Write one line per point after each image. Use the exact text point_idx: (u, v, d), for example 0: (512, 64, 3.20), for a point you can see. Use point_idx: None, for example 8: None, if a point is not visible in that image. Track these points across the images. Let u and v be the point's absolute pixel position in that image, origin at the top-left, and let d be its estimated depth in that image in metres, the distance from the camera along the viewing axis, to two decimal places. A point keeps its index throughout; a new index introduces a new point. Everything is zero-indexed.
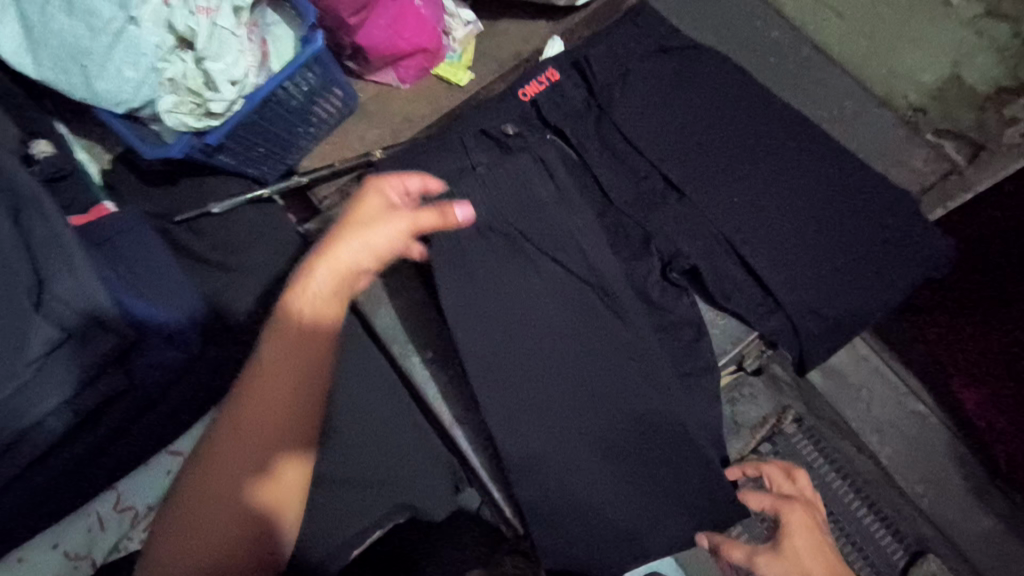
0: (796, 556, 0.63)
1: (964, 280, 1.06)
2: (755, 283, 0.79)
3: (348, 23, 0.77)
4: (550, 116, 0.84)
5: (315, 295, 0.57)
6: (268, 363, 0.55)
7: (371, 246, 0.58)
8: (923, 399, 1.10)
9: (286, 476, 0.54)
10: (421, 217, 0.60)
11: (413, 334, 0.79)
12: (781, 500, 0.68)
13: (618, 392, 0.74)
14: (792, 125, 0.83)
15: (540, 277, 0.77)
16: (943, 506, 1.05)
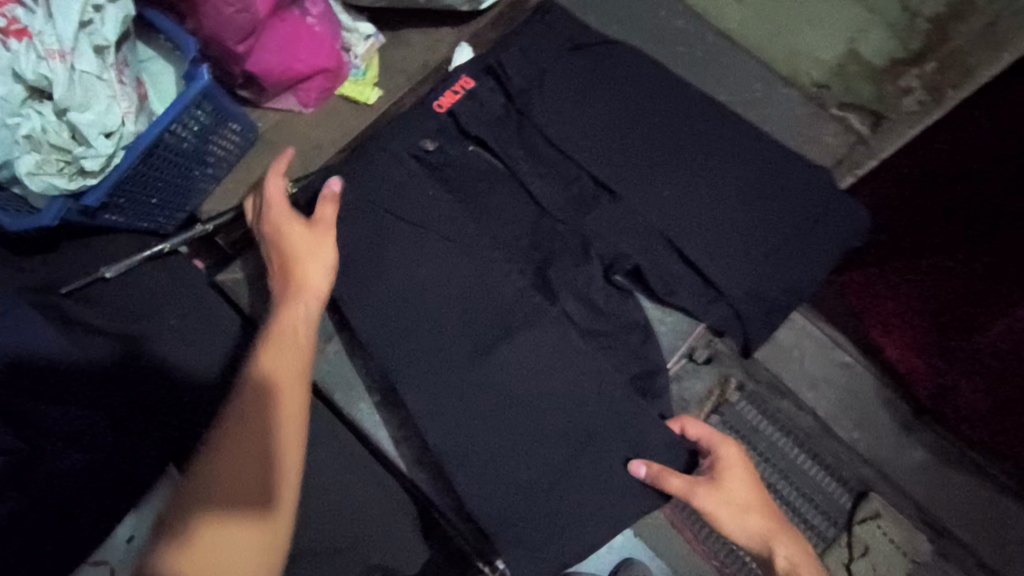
0: (732, 490, 0.69)
1: (885, 236, 1.08)
2: (694, 273, 0.77)
3: (235, 51, 0.70)
4: (468, 125, 0.80)
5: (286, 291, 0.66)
6: (239, 413, 0.58)
7: (314, 251, 0.67)
8: (849, 350, 1.17)
9: (247, 544, 0.53)
10: (324, 212, 0.69)
11: (352, 376, 0.73)
12: (719, 437, 0.71)
13: (577, 408, 0.70)
14: (706, 113, 0.84)
15: (476, 297, 0.73)
16: (877, 446, 1.13)
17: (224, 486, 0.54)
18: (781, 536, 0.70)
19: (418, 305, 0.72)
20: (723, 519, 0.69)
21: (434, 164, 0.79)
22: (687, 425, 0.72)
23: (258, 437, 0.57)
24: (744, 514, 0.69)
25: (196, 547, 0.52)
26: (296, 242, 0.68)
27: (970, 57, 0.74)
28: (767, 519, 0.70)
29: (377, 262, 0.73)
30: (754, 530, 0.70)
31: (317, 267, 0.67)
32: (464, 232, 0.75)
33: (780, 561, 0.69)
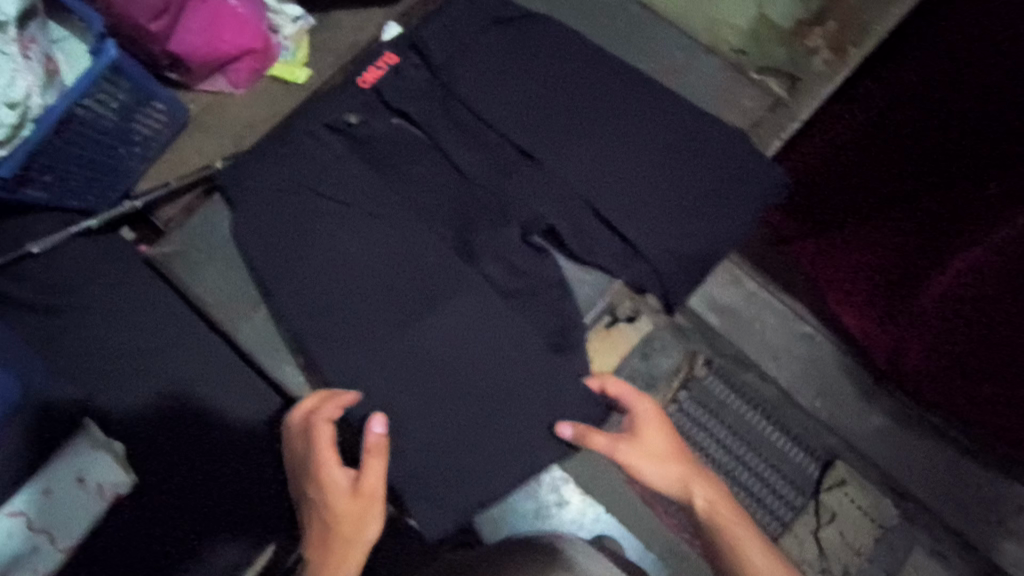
0: (650, 441, 0.72)
1: (828, 202, 1.09)
2: (614, 234, 0.80)
3: (149, 30, 0.72)
4: (391, 98, 0.82)
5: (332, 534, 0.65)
6: None
7: (361, 507, 0.65)
8: (809, 321, 1.22)
9: None
10: (373, 468, 0.65)
11: (279, 341, 0.75)
12: (635, 393, 0.74)
13: (496, 370, 0.74)
14: (626, 80, 0.86)
15: (397, 264, 0.76)
16: (840, 415, 1.19)
17: None
18: (699, 481, 0.72)
19: (341, 274, 0.75)
20: (645, 470, 0.71)
21: (358, 137, 0.80)
22: (607, 383, 0.73)
23: None
24: (663, 463, 0.71)
25: None
26: (345, 508, 0.65)
27: (864, 14, 0.89)
28: (685, 464, 0.72)
29: (302, 232, 0.76)
30: (675, 477, 0.71)
31: (368, 523, 0.65)
32: (387, 202, 0.78)
33: (698, 502, 0.71)
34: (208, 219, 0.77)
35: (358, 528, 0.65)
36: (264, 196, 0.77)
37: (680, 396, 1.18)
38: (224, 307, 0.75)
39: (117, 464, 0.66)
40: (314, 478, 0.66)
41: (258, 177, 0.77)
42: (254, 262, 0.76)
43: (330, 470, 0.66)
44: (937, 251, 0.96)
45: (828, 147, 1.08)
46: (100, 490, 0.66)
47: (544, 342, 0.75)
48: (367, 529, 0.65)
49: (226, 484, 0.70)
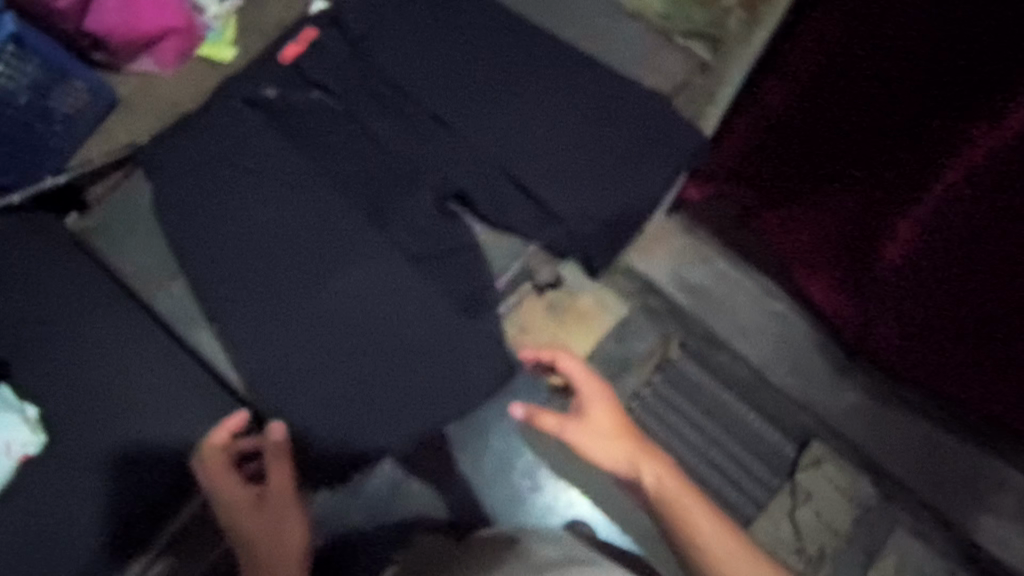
0: (596, 419, 0.70)
1: (788, 161, 1.00)
2: (528, 198, 0.80)
3: (60, 6, 0.77)
4: (309, 73, 0.83)
5: (253, 547, 0.63)
6: None
7: (276, 506, 0.65)
8: (779, 298, 1.14)
9: None
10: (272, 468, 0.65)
11: (200, 308, 0.77)
12: (586, 373, 0.73)
13: (406, 330, 0.75)
14: (543, 46, 0.86)
15: (311, 231, 0.77)
16: (815, 390, 1.11)
17: None
18: (648, 459, 0.67)
19: (257, 243, 0.77)
20: (590, 448, 0.69)
21: (277, 110, 0.82)
22: (556, 357, 0.73)
23: None
24: (608, 440, 0.69)
25: None
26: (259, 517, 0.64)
27: None
28: (633, 443, 0.68)
29: (218, 203, 0.78)
30: (620, 456, 0.68)
31: (287, 518, 0.64)
32: (302, 171, 0.79)
33: (646, 480, 0.66)
34: (130, 195, 0.80)
35: (280, 527, 0.64)
36: (184, 169, 0.79)
37: (654, 378, 1.22)
38: (141, 278, 0.78)
39: (28, 424, 0.67)
40: (218, 498, 0.65)
41: (177, 151, 0.79)
42: (173, 232, 0.77)
43: (236, 493, 0.65)
44: (908, 191, 0.90)
45: (778, 104, 0.97)
46: (8, 450, 0.66)
47: (452, 304, 0.76)
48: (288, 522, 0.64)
49: (128, 450, 0.70)
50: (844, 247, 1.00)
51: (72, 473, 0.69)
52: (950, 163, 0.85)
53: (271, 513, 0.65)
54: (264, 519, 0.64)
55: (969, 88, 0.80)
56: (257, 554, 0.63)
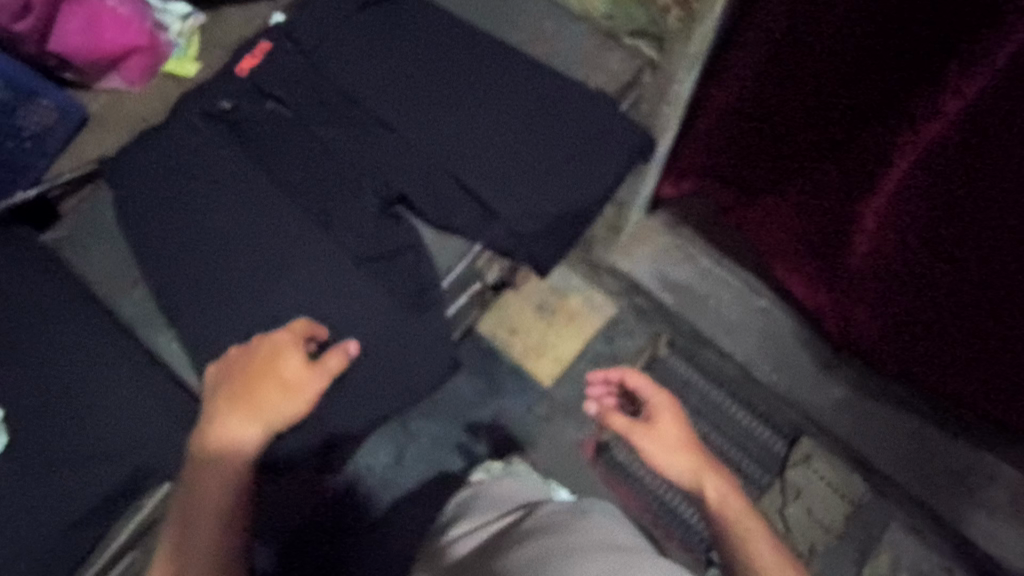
0: (664, 431, 0.80)
1: (757, 152, 0.98)
2: (473, 199, 0.82)
3: (15, 30, 0.81)
4: (262, 84, 0.87)
5: (279, 377, 0.70)
6: (202, 479, 0.66)
7: (310, 377, 0.70)
8: (765, 294, 1.22)
9: (202, 498, 0.65)
10: (326, 360, 0.71)
11: (161, 313, 0.80)
12: (655, 388, 0.84)
13: (354, 329, 0.78)
14: (489, 50, 0.89)
15: (262, 236, 0.80)
16: (798, 386, 1.18)
17: (216, 482, 0.66)
18: (710, 473, 0.77)
19: (212, 248, 0.80)
20: (657, 457, 0.78)
21: (232, 121, 0.86)
22: (628, 372, 0.85)
23: (218, 492, 0.66)
24: (672, 450, 0.78)
25: (202, 500, 0.66)
26: (293, 368, 0.70)
27: None
28: (696, 456, 0.78)
29: (175, 211, 0.81)
30: (685, 468, 0.77)
31: (315, 381, 0.70)
32: (254, 178, 0.82)
33: (709, 493, 0.75)
34: (96, 206, 0.84)
35: (307, 386, 0.70)
36: (143, 178, 0.82)
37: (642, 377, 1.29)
38: (109, 284, 0.82)
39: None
40: (273, 340, 0.72)
41: (138, 163, 0.83)
42: (134, 241, 0.81)
43: (291, 348, 0.71)
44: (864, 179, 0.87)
45: (729, 104, 0.93)
46: None
47: (396, 305, 0.79)
48: (312, 383, 0.70)
49: (84, 450, 0.72)
50: (817, 236, 1.01)
51: (29, 473, 0.71)
52: (897, 155, 0.81)
53: (298, 373, 0.70)
54: (294, 372, 0.70)
55: (906, 65, 0.76)
56: (276, 381, 0.69)
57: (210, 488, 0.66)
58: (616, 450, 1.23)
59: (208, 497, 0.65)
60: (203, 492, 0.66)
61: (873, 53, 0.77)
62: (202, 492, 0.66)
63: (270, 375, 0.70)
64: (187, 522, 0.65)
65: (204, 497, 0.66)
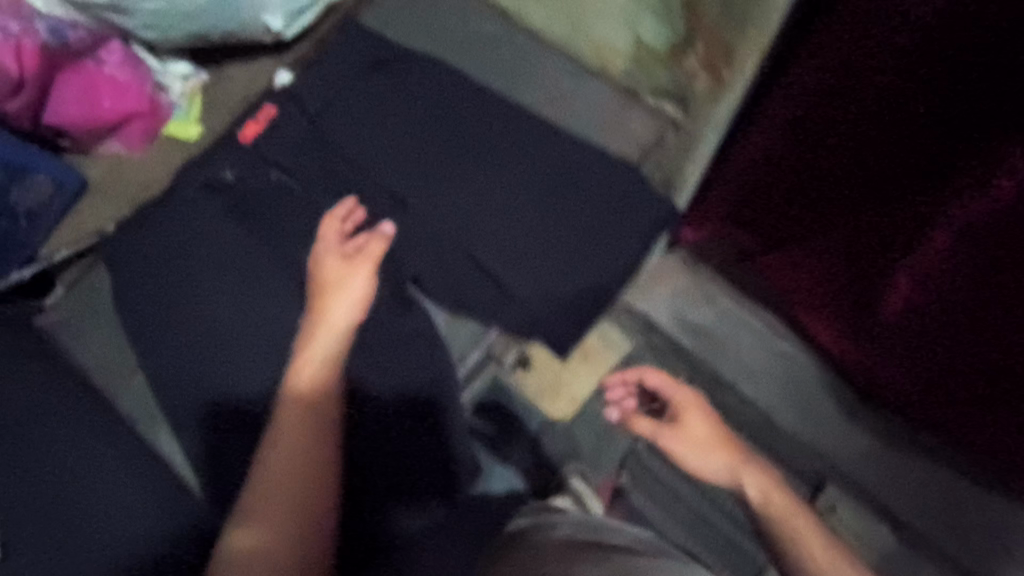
0: (693, 428, 0.80)
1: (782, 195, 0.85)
2: (489, 278, 0.78)
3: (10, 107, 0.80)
4: (267, 153, 0.83)
5: (326, 278, 0.73)
6: (284, 433, 0.65)
7: (352, 270, 0.73)
8: None
9: (279, 465, 0.63)
10: (367, 246, 0.74)
11: (160, 401, 0.76)
12: (673, 383, 0.84)
13: (364, 407, 0.75)
14: (505, 115, 0.85)
15: (267, 319, 0.77)
16: None
17: (297, 436, 0.65)
18: (748, 467, 0.77)
19: (216, 332, 0.76)
20: (691, 457, 0.79)
21: (235, 194, 0.81)
22: (645, 372, 0.85)
23: (304, 438, 0.65)
24: (707, 449, 0.79)
25: (294, 446, 0.64)
26: (335, 267, 0.73)
27: (726, 32, 0.70)
28: (729, 451, 0.78)
29: (177, 291, 0.78)
30: (722, 465, 0.78)
31: (361, 272, 0.73)
32: (259, 258, 0.78)
33: (750, 490, 0.76)
34: (92, 285, 0.80)
35: (353, 280, 0.72)
36: (143, 256, 0.79)
37: None
38: (105, 373, 0.77)
39: None
40: (312, 254, 0.75)
41: (139, 242, 0.79)
42: (135, 324, 0.77)
43: (331, 248, 0.75)
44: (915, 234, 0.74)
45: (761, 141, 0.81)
46: None
47: (401, 402, 0.76)
48: (358, 276, 0.73)
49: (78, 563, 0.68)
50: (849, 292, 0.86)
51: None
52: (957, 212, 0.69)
53: (344, 266, 0.73)
54: (341, 267, 0.73)
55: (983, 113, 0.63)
56: (327, 282, 0.72)
57: (293, 442, 0.64)
58: (633, 497, 1.02)
59: (292, 450, 0.64)
60: (289, 453, 0.64)
61: (930, 109, 0.66)
62: (285, 452, 0.64)
63: (320, 285, 0.73)
64: (293, 450, 0.64)
65: (291, 450, 0.64)
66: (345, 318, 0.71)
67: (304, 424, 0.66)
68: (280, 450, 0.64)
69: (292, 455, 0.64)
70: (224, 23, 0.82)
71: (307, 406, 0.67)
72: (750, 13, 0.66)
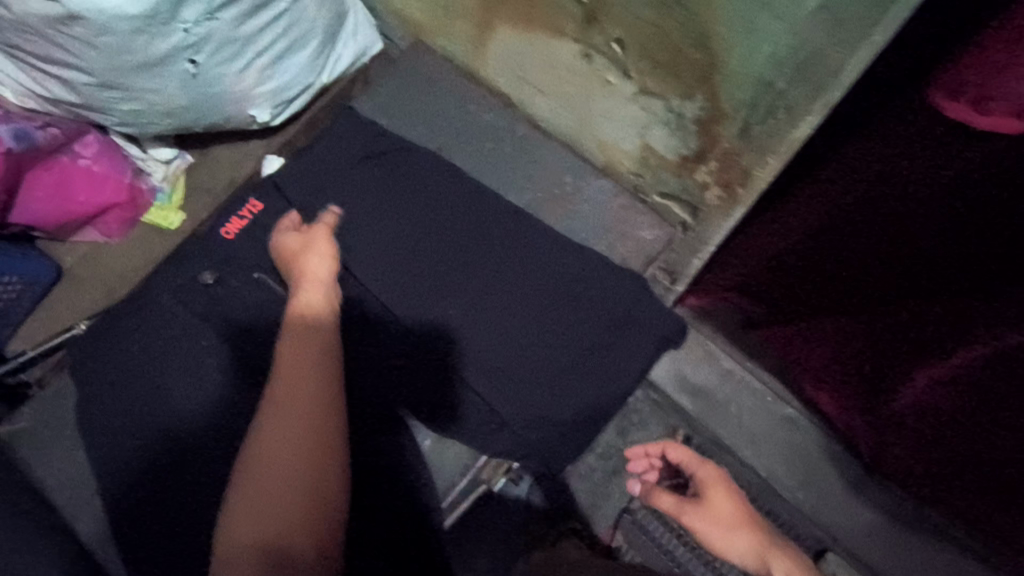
0: (718, 508, 0.73)
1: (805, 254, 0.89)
2: (480, 401, 0.74)
3: None
4: (250, 254, 0.79)
5: (298, 245, 0.73)
6: (286, 356, 0.63)
7: (325, 251, 0.72)
8: None
9: (288, 387, 0.61)
10: (326, 218, 0.75)
11: (117, 530, 0.70)
12: (697, 458, 0.78)
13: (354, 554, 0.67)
14: (502, 216, 0.81)
15: (238, 440, 0.71)
16: None
17: (299, 359, 0.63)
18: (775, 552, 0.68)
19: (183, 451, 0.71)
20: (715, 540, 0.71)
21: (213, 298, 0.77)
22: (668, 445, 0.79)
23: (307, 363, 0.63)
24: (730, 529, 0.71)
25: (293, 370, 0.62)
26: (298, 243, 0.73)
27: (741, 159, 0.67)
28: (755, 534, 0.70)
29: (142, 405, 0.73)
30: (747, 549, 0.69)
31: (322, 232, 0.74)
32: (233, 375, 0.74)
33: None
34: (57, 390, 0.76)
35: (328, 245, 0.73)
36: (114, 363, 0.75)
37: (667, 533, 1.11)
38: (72, 492, 0.73)
39: None
40: (278, 245, 0.75)
41: (110, 348, 0.75)
42: (102, 438, 0.73)
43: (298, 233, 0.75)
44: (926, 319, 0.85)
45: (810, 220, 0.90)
46: None
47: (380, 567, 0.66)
48: (325, 236, 0.74)
49: None
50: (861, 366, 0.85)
51: None
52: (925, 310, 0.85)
53: (311, 237, 0.73)
54: (307, 236, 0.74)
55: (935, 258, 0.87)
56: (300, 247, 0.73)
57: (293, 365, 0.62)
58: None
59: (297, 369, 0.62)
60: (292, 373, 0.61)
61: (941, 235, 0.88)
62: (291, 375, 0.62)
63: (292, 250, 0.73)
64: (297, 383, 0.61)
65: (296, 373, 0.62)
66: (324, 267, 0.71)
67: (303, 348, 0.64)
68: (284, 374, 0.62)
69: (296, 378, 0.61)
70: (207, 116, 0.79)
71: (306, 333, 0.65)
72: (771, 147, 0.62)
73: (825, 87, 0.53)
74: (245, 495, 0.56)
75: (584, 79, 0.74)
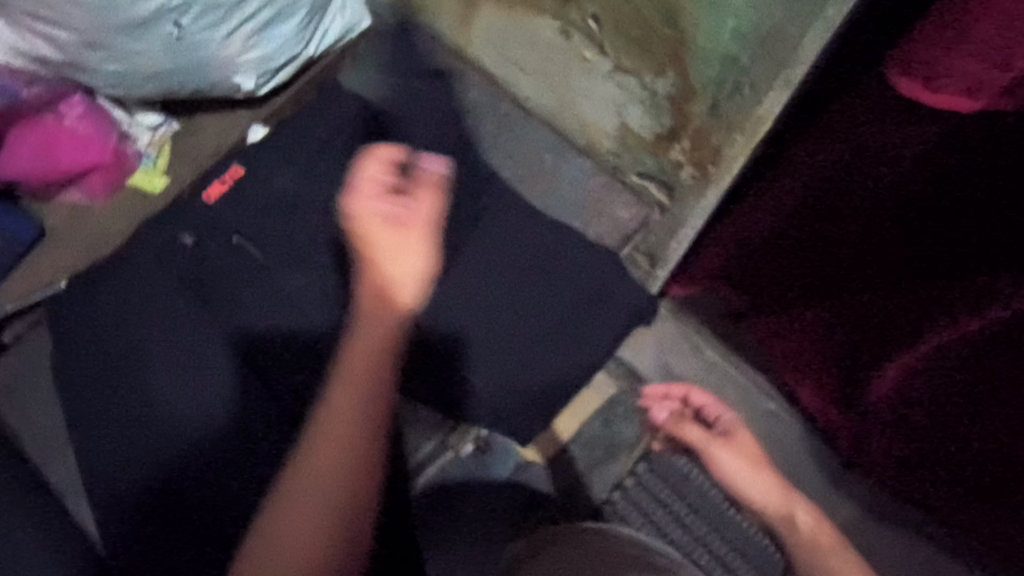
0: (743, 441, 0.75)
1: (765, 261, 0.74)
2: (452, 368, 0.76)
3: None
4: (232, 217, 0.80)
5: (373, 215, 0.55)
6: (347, 377, 0.52)
7: (421, 249, 0.55)
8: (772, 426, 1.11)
9: (339, 419, 0.51)
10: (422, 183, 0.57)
11: (89, 481, 0.72)
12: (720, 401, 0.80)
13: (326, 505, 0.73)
14: (481, 189, 0.82)
15: (212, 397, 0.73)
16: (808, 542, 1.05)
17: (359, 386, 0.52)
18: (800, 500, 0.71)
19: (156, 406, 0.72)
20: (742, 478, 0.73)
21: (193, 259, 0.78)
22: (694, 388, 0.80)
23: (363, 395, 0.52)
24: (760, 467, 0.73)
25: (353, 397, 0.52)
26: (376, 220, 0.55)
27: (711, 138, 0.69)
28: (778, 478, 0.72)
29: (118, 360, 0.74)
30: (774, 489, 0.72)
31: (423, 214, 0.56)
32: (211, 335, 0.75)
33: (804, 521, 0.69)
34: (36, 343, 0.77)
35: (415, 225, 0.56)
36: (91, 319, 0.76)
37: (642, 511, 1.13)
38: (47, 442, 0.74)
39: None
40: (352, 203, 0.56)
41: (88, 304, 0.76)
42: (77, 392, 0.74)
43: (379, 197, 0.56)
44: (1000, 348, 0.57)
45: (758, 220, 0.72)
46: None
47: None
48: (423, 217, 0.56)
49: None
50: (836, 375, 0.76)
51: None
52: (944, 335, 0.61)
53: (411, 207, 0.56)
54: (410, 205, 0.56)
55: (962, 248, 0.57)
56: (374, 225, 0.55)
57: (349, 392, 0.52)
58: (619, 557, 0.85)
59: (347, 404, 0.51)
60: (354, 407, 0.51)
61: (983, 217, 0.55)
62: (343, 408, 0.51)
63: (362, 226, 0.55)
64: (351, 425, 0.51)
65: (348, 412, 0.51)
66: (414, 264, 0.54)
67: (365, 381, 0.52)
68: (337, 406, 0.51)
69: (348, 410, 0.51)
70: (193, 81, 0.80)
71: (367, 350, 0.53)
72: (736, 124, 0.64)
73: (785, 62, 0.55)
74: (277, 516, 0.50)
75: (563, 56, 0.75)
